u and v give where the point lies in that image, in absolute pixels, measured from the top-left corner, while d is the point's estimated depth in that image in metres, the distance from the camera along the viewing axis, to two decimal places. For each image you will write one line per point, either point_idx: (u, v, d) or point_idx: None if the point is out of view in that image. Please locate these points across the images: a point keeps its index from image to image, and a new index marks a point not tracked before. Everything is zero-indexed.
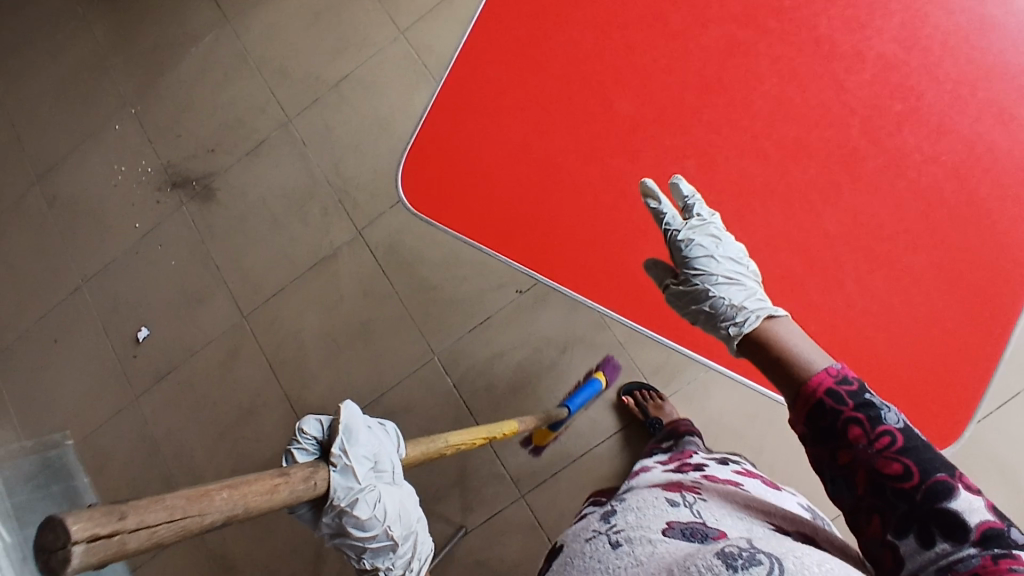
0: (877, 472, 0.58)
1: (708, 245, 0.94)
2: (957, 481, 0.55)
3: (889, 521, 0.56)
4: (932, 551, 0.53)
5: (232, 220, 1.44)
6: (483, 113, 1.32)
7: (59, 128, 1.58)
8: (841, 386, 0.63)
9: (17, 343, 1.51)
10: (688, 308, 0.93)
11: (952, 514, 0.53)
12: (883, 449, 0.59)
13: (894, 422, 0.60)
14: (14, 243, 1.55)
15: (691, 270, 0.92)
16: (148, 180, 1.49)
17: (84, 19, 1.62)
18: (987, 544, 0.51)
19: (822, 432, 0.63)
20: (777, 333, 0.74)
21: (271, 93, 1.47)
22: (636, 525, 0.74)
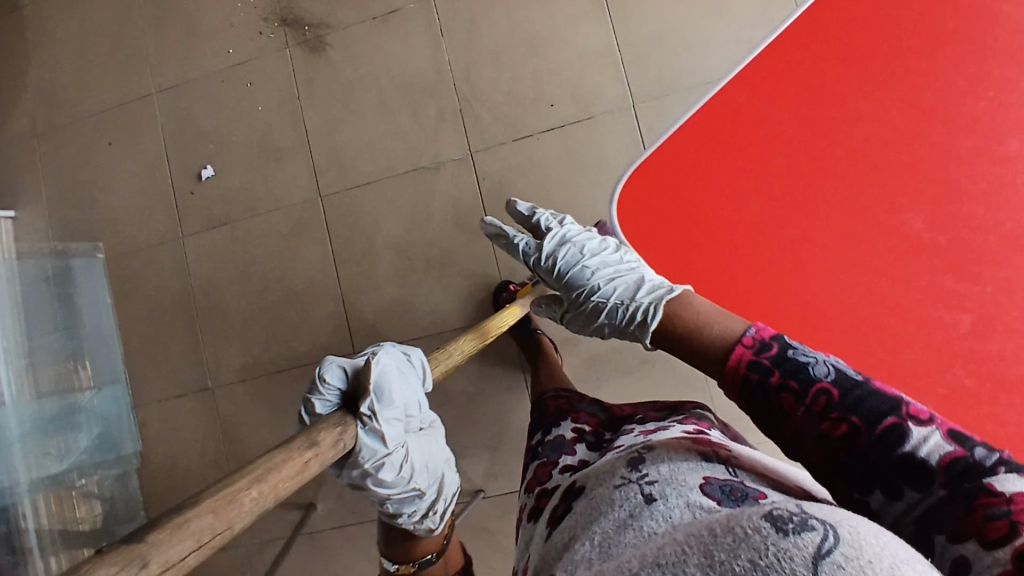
0: (828, 438, 0.54)
1: (579, 255, 0.93)
2: (905, 418, 0.51)
3: (854, 481, 0.52)
4: (903, 502, 0.49)
5: (336, 84, 1.27)
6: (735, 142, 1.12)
7: None
8: (762, 356, 0.61)
9: (66, 129, 1.36)
10: (590, 320, 0.90)
11: (910, 461, 0.49)
12: (826, 409, 0.55)
13: (826, 376, 0.56)
14: (90, 15, 1.36)
15: (576, 285, 0.90)
16: (256, 5, 1.30)
17: None
18: (955, 484, 0.47)
19: (757, 406, 0.60)
20: (683, 313, 0.75)
21: None
22: (670, 476, 0.56)
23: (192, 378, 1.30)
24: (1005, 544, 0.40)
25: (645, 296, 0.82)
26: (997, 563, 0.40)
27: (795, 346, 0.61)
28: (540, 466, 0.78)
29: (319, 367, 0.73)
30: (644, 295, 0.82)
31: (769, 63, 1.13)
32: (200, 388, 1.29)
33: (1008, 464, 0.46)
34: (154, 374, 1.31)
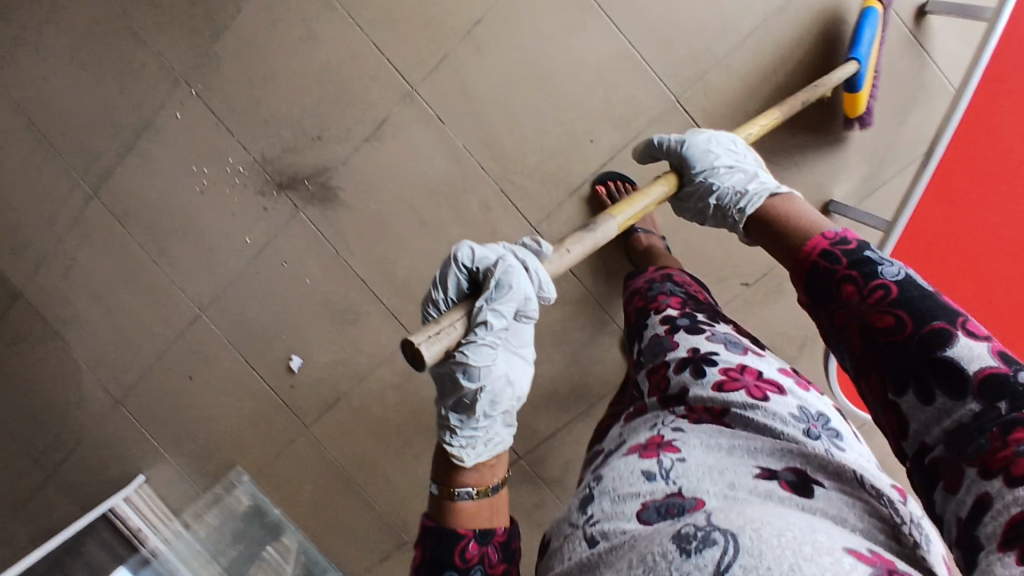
0: (873, 331, 0.52)
1: (705, 141, 0.86)
2: (957, 328, 0.47)
3: (889, 384, 0.50)
4: (936, 409, 0.46)
5: (365, 223, 1.17)
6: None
7: (103, 114, 1.21)
8: (837, 249, 0.60)
9: (145, 379, 1.33)
10: (690, 199, 0.86)
11: (948, 363, 0.46)
12: (879, 302, 0.53)
13: (893, 275, 0.54)
14: (98, 266, 1.30)
15: (691, 165, 0.85)
16: (244, 183, 1.18)
17: None
18: (991, 399, 0.43)
19: (820, 294, 0.59)
20: (785, 210, 0.73)
21: (379, 52, 1.09)
22: (612, 513, 0.55)
23: (388, 539, 1.30)
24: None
25: (754, 183, 0.79)
26: (1014, 505, 0.38)
27: (872, 248, 0.58)
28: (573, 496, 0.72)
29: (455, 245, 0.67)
30: (753, 185, 0.79)
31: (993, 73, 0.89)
32: (400, 545, 1.30)
33: None
34: (349, 555, 1.32)
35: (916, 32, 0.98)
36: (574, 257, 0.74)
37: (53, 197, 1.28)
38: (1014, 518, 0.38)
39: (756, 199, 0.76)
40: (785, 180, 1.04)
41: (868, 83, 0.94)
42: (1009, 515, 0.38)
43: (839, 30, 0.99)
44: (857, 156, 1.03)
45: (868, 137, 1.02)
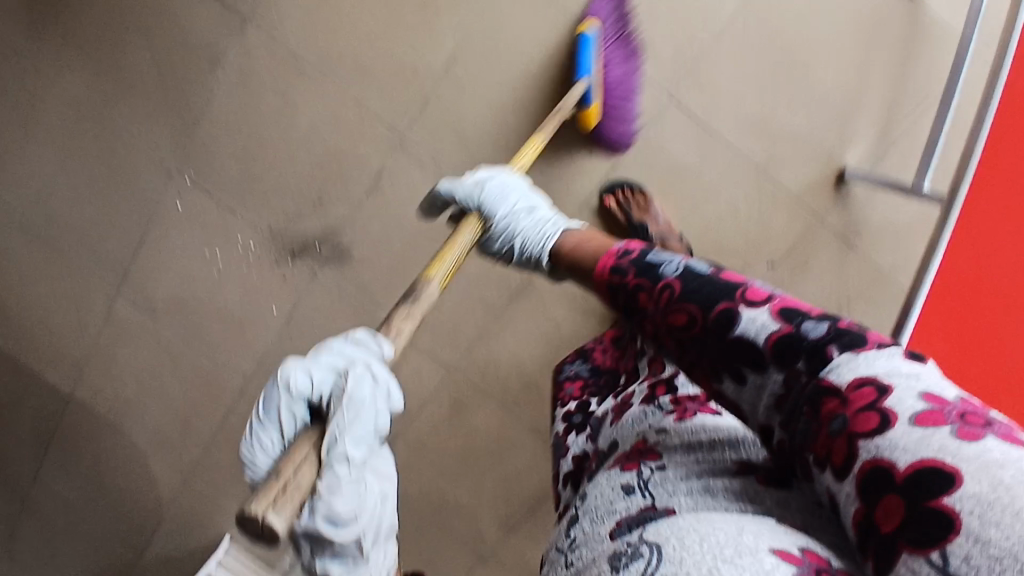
0: (672, 330, 0.52)
1: (494, 187, 0.83)
2: (737, 304, 0.48)
3: (710, 375, 0.51)
4: (753, 387, 0.47)
5: (384, 273, 1.17)
6: (863, 73, 0.99)
7: (104, 218, 1.19)
8: (623, 261, 0.60)
9: (205, 458, 1.35)
10: (494, 245, 0.82)
11: (740, 341, 0.47)
12: (670, 301, 0.53)
13: (673, 272, 0.54)
14: (135, 364, 1.29)
15: (492, 210, 0.81)
16: (259, 258, 1.18)
17: (41, 56, 1.12)
18: (789, 363, 0.45)
19: (625, 310, 0.58)
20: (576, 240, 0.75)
21: (361, 106, 1.07)
22: (590, 531, 0.57)
23: (470, 557, 1.30)
24: (850, 473, 0.39)
25: (553, 223, 0.79)
26: (851, 501, 0.39)
27: (655, 252, 0.58)
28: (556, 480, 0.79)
29: (280, 369, 0.55)
30: (552, 224, 0.79)
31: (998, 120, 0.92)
32: (482, 564, 1.30)
33: (838, 339, 0.43)
34: None
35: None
36: (407, 337, 0.66)
37: (74, 308, 1.26)
38: (856, 514, 0.38)
39: (557, 234, 0.77)
40: (795, 154, 1.02)
41: (596, 97, 0.96)
42: (852, 512, 0.39)
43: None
44: (865, 120, 1.01)
45: (872, 95, 1.00)
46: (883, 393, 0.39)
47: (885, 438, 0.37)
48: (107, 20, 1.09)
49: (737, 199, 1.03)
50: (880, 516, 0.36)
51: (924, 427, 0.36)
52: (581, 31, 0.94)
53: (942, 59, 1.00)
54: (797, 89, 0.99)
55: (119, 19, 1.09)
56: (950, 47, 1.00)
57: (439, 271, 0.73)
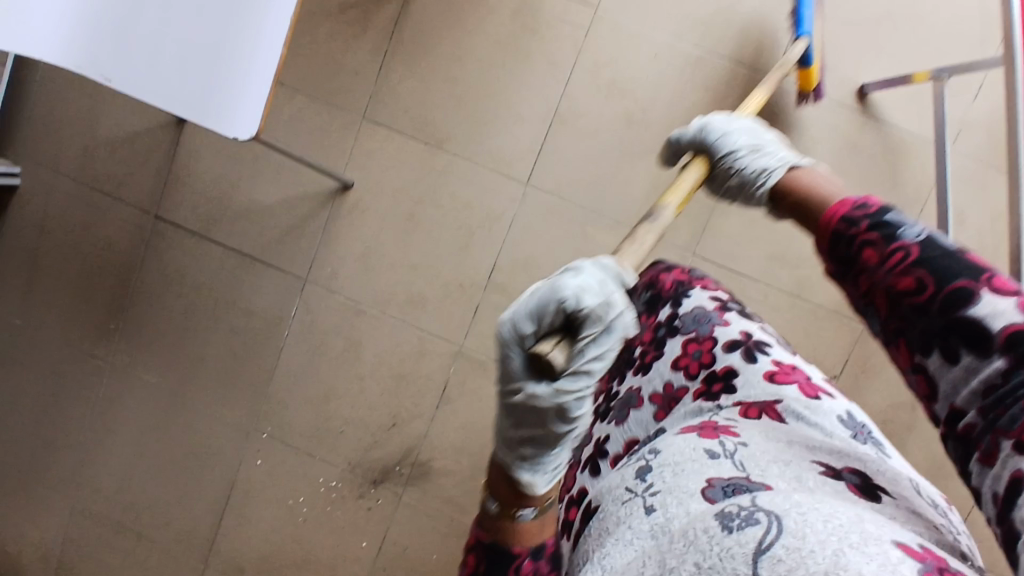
0: (893, 293, 0.49)
1: (722, 126, 0.83)
2: (981, 285, 0.44)
3: (915, 346, 0.48)
4: (961, 369, 0.44)
5: (468, 480, 1.16)
6: (859, 188, 1.09)
7: (185, 492, 1.21)
8: (858, 215, 0.54)
9: None
10: (719, 180, 0.82)
11: (971, 322, 0.44)
12: (902, 264, 0.49)
13: (915, 236, 0.50)
14: None
15: (718, 146, 0.81)
16: (342, 494, 1.18)
17: (116, 352, 1.20)
18: (1019, 356, 0.41)
19: (844, 266, 0.55)
20: (806, 180, 0.74)
21: (420, 328, 1.15)
22: (673, 483, 0.51)
23: None
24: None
25: (779, 161, 0.78)
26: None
27: (896, 209, 0.54)
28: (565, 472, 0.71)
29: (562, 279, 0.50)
30: (776, 163, 0.78)
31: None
32: None
33: None
34: None
35: (867, 111, 1.08)
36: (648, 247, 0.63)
37: None
38: None
39: (779, 174, 0.76)
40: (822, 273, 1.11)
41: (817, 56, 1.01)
42: None
43: (798, 138, 1.09)
44: None
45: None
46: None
47: None
48: (174, 305, 1.19)
49: (778, 324, 1.11)
50: None
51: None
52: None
53: (926, 160, 1.08)
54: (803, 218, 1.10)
55: (184, 303, 1.19)
56: (925, 147, 1.08)
57: (675, 201, 0.70)
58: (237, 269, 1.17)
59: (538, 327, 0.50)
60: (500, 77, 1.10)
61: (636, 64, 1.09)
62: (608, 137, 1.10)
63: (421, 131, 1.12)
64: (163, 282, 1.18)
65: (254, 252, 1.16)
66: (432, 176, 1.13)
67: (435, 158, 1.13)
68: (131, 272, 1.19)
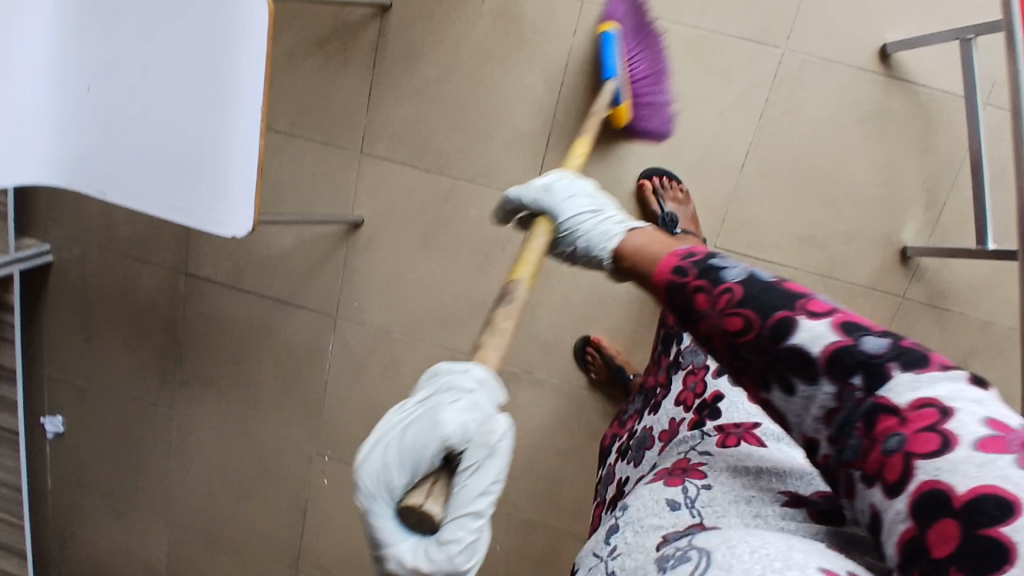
0: (725, 337, 0.44)
1: (562, 186, 0.68)
2: (799, 313, 0.42)
3: (756, 382, 0.44)
4: (800, 399, 0.42)
5: (518, 481, 1.22)
6: (886, 156, 1.03)
7: (267, 511, 1.32)
8: (686, 260, 0.49)
9: None
10: (558, 249, 0.66)
11: (797, 354, 0.41)
12: (728, 308, 0.44)
13: (737, 275, 0.45)
14: None
15: (557, 210, 0.66)
16: None
17: (175, 396, 1.29)
18: (843, 376, 0.40)
19: (677, 312, 0.48)
20: (652, 238, 0.57)
21: (452, 349, 1.18)
22: (633, 545, 0.55)
23: None
24: (903, 492, 0.36)
25: (623, 223, 0.62)
26: (898, 520, 0.36)
27: (720, 255, 0.49)
28: (596, 505, 0.81)
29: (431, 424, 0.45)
30: (623, 226, 0.61)
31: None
32: None
33: (900, 357, 0.39)
34: None
35: (891, 72, 1.00)
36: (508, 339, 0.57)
37: None
38: (905, 535, 0.36)
39: (622, 234, 0.59)
40: (854, 248, 1.06)
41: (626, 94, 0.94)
42: (899, 532, 0.36)
43: (817, 111, 1.02)
44: (906, 191, 1.04)
45: (901, 173, 1.03)
46: (945, 414, 0.36)
47: (946, 460, 0.35)
48: (217, 350, 1.25)
49: None
50: (931, 540, 0.34)
51: (986, 451, 0.34)
52: (602, 31, 0.93)
53: (957, 117, 1.01)
54: (828, 194, 1.04)
55: (227, 347, 1.24)
56: (957, 104, 1.00)
57: (527, 272, 0.61)
58: (269, 312, 1.21)
59: (411, 478, 0.44)
60: (491, 91, 1.05)
61: None
62: (614, 137, 1.06)
63: (421, 158, 1.10)
64: (207, 335, 1.24)
65: (281, 295, 1.20)
66: (440, 201, 1.11)
67: (439, 183, 1.10)
68: (176, 327, 1.25)
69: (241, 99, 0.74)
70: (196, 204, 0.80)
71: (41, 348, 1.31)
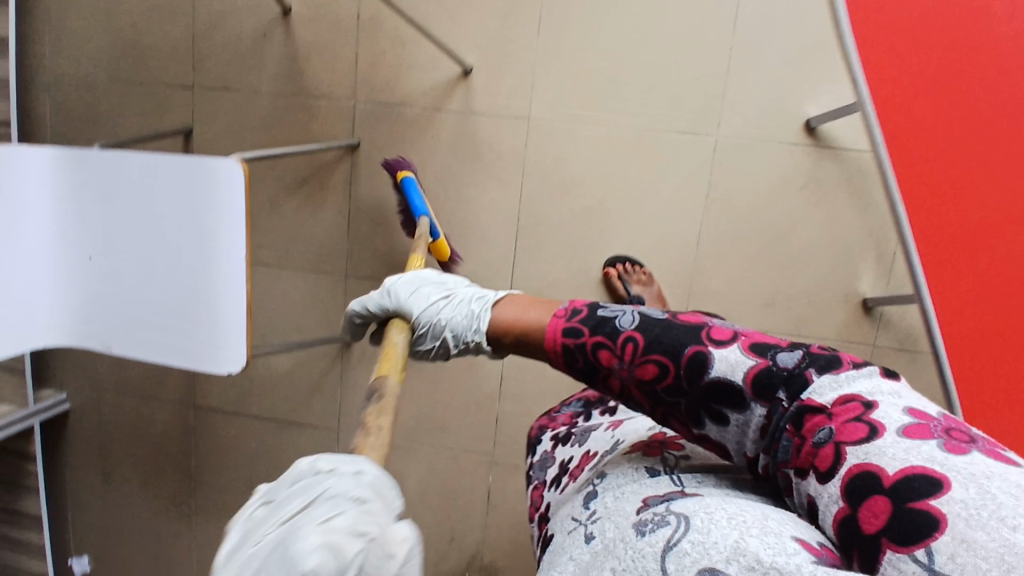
0: (643, 385, 0.51)
1: (409, 288, 0.72)
2: (707, 345, 0.49)
3: (687, 420, 0.51)
4: (736, 427, 0.49)
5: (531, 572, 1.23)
6: (830, 219, 1.09)
7: None
8: (573, 321, 0.56)
9: None
10: (428, 344, 0.70)
11: (718, 382, 0.48)
12: (636, 356, 0.51)
13: (631, 323, 0.53)
14: None
15: (411, 308, 0.70)
16: None
17: (193, 526, 1.33)
18: (771, 393, 0.47)
19: (585, 373, 0.56)
20: (518, 312, 0.62)
21: (450, 447, 1.22)
22: (612, 508, 0.53)
23: None
24: (835, 476, 0.41)
25: (481, 299, 0.67)
26: (833, 502, 0.41)
27: (600, 304, 0.57)
28: (532, 492, 0.71)
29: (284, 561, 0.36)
30: (477, 303, 0.67)
31: (887, 21, 0.67)
32: None
33: (815, 364, 0.47)
34: None
35: (819, 143, 1.08)
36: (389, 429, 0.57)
37: None
38: (838, 515, 0.41)
39: (487, 312, 0.64)
40: (816, 306, 1.12)
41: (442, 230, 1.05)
42: (833, 513, 0.41)
43: (757, 186, 1.09)
44: (855, 248, 1.10)
45: (848, 232, 1.09)
46: (870, 407, 0.43)
47: (874, 445, 0.40)
48: (229, 477, 1.30)
49: None
50: (864, 517, 0.39)
51: (913, 437, 0.40)
52: (404, 179, 1.04)
53: None
54: (782, 260, 1.11)
55: (237, 474, 1.29)
56: None
57: (395, 367, 0.65)
58: (275, 434, 1.26)
59: None
60: (457, 206, 1.15)
61: (581, 161, 1.11)
62: (575, 234, 1.14)
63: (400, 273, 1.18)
64: (219, 462, 1.29)
65: (285, 416, 1.26)
66: None
67: None
68: (188, 459, 1.30)
69: (223, 268, 0.82)
70: (190, 360, 0.87)
71: (64, 491, 1.37)
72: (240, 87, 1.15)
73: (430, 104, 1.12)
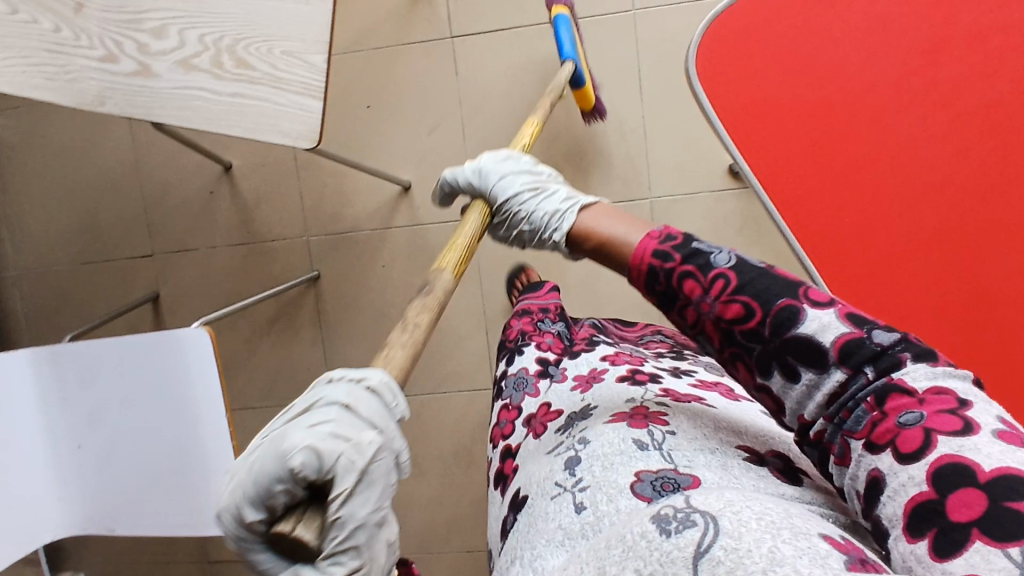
0: (717, 322, 0.45)
1: (499, 165, 0.67)
2: (803, 302, 0.42)
3: (754, 367, 0.44)
4: (804, 386, 0.42)
5: None
6: (775, 249, 1.13)
7: None
8: (665, 246, 0.49)
9: None
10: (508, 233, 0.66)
11: (806, 342, 0.41)
12: (722, 294, 0.45)
13: (728, 262, 0.46)
14: None
15: (496, 192, 0.66)
16: None
17: None
18: (857, 364, 0.40)
19: (662, 298, 0.49)
20: (610, 215, 0.57)
21: (465, 547, 1.23)
22: (603, 479, 0.46)
23: None
24: (922, 461, 0.36)
25: (568, 199, 0.62)
26: (912, 484, 0.36)
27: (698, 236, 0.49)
28: (504, 413, 0.70)
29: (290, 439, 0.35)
30: (566, 201, 0.61)
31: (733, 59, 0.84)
32: None
33: (910, 347, 0.40)
34: None
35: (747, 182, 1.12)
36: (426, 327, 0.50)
37: None
38: (916, 499, 0.35)
39: (573, 214, 0.59)
40: None
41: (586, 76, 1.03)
42: (911, 496, 0.36)
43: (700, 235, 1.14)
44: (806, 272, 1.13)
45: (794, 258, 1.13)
46: (965, 404, 0.38)
47: (970, 440, 0.36)
48: None
49: None
50: (953, 504, 0.34)
51: (1010, 442, 0.35)
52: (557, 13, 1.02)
53: None
54: None
55: None
56: None
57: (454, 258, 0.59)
58: None
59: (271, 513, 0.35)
60: None
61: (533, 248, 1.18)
62: None
63: None
64: None
65: None
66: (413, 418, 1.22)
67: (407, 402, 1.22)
68: None
69: (208, 430, 0.84)
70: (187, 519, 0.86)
71: None
72: (198, 246, 1.20)
73: (378, 223, 1.17)
